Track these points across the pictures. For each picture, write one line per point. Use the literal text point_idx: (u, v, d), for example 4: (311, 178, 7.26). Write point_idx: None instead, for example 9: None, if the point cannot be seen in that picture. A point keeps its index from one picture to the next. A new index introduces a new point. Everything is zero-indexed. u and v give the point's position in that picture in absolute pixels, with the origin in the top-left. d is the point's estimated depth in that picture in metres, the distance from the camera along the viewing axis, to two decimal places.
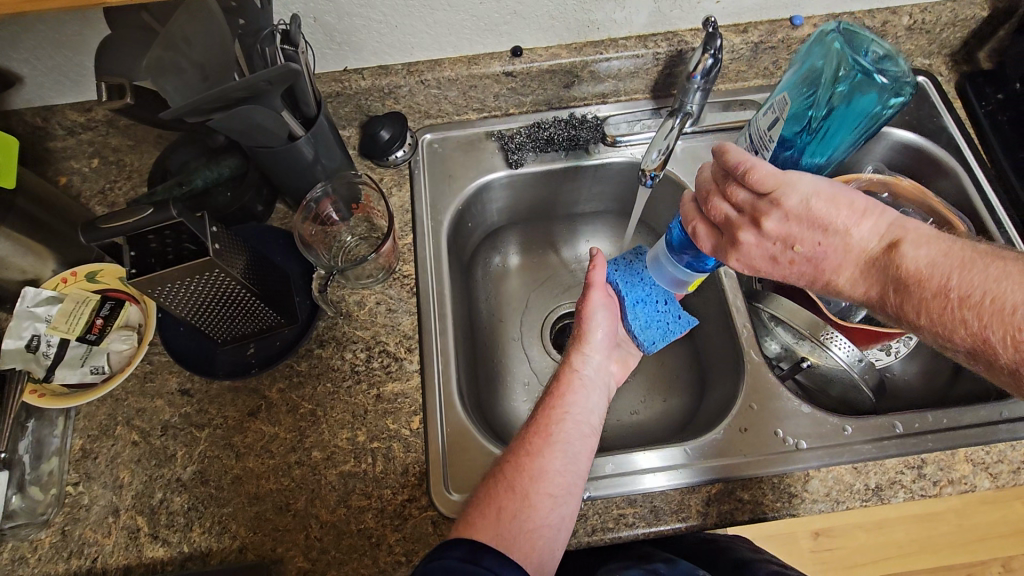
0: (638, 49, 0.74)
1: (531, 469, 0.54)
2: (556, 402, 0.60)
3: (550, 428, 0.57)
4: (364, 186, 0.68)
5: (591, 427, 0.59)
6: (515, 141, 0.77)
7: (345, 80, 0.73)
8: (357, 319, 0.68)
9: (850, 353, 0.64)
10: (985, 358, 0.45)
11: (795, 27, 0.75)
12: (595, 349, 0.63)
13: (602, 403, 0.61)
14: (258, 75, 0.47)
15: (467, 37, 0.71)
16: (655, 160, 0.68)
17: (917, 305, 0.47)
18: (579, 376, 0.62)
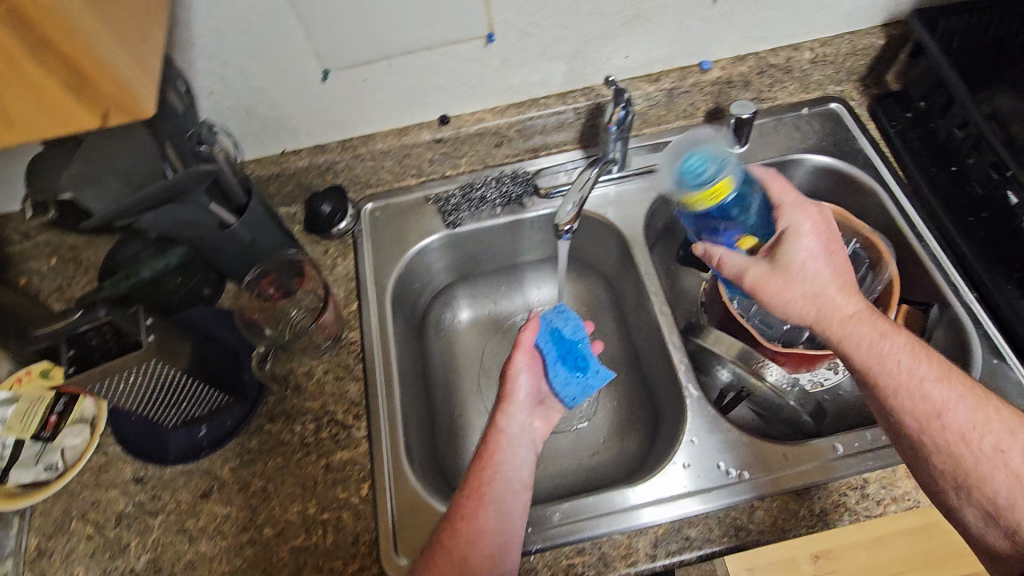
0: (558, 106, 0.78)
1: (468, 533, 0.54)
2: (485, 463, 0.60)
3: (482, 490, 0.58)
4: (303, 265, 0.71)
5: (521, 482, 0.59)
6: (451, 202, 0.80)
7: (284, 162, 0.77)
8: (306, 391, 0.69)
9: (783, 381, 0.64)
10: (936, 408, 0.54)
11: (704, 70, 0.79)
12: (520, 405, 0.65)
13: (531, 457, 0.62)
14: (180, 175, 0.52)
15: (393, 111, 0.75)
16: (570, 211, 0.68)
17: (898, 346, 0.56)
18: (504, 436, 0.62)
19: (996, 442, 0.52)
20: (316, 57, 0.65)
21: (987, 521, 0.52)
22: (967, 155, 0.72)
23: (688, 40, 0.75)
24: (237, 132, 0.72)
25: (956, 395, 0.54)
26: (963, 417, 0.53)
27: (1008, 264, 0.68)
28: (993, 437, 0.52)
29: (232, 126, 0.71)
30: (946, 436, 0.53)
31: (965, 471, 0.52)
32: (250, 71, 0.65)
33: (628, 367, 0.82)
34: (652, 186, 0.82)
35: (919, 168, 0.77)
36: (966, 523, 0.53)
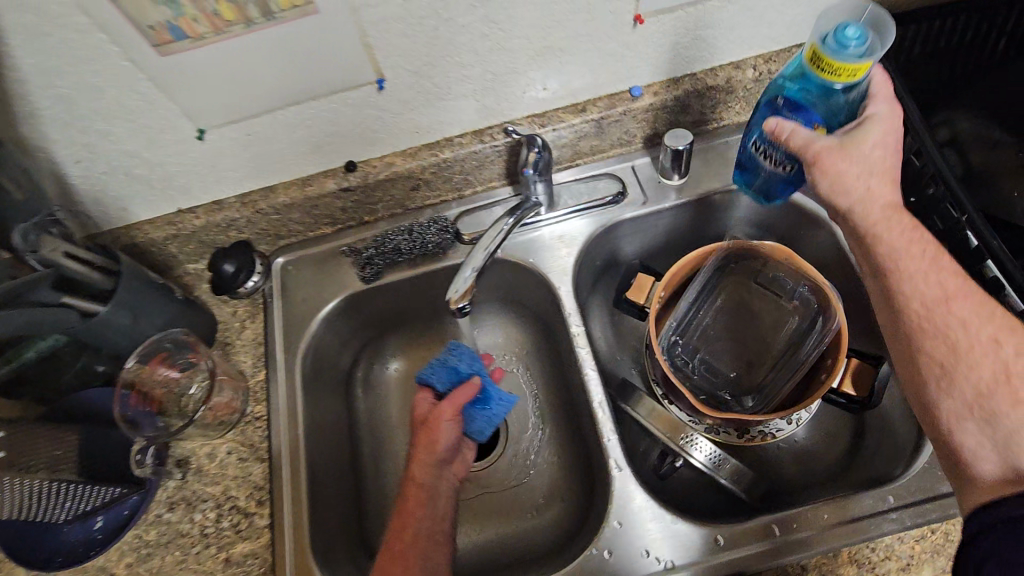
0: (474, 145, 0.71)
1: None
2: (404, 521, 0.59)
3: (400, 548, 0.57)
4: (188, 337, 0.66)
5: (441, 534, 0.60)
6: (365, 254, 0.74)
7: (180, 221, 0.71)
8: (208, 474, 0.65)
9: (710, 456, 0.60)
10: (942, 297, 0.51)
11: (634, 97, 0.71)
12: (437, 458, 0.64)
13: (448, 508, 0.63)
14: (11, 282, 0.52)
15: (291, 162, 0.69)
16: (466, 281, 0.61)
17: (920, 240, 0.53)
18: (422, 488, 0.62)
19: (998, 340, 0.49)
20: (188, 119, 0.59)
21: (960, 421, 0.49)
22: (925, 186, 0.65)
23: (612, 67, 0.67)
24: (120, 196, 0.66)
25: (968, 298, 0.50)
26: (968, 309, 0.50)
27: None
28: (992, 333, 0.49)
29: (111, 190, 0.65)
30: (953, 330, 0.50)
31: (960, 357, 0.49)
32: (116, 136, 0.59)
33: (567, 423, 0.77)
34: (584, 225, 0.76)
35: None
36: (942, 415, 0.50)
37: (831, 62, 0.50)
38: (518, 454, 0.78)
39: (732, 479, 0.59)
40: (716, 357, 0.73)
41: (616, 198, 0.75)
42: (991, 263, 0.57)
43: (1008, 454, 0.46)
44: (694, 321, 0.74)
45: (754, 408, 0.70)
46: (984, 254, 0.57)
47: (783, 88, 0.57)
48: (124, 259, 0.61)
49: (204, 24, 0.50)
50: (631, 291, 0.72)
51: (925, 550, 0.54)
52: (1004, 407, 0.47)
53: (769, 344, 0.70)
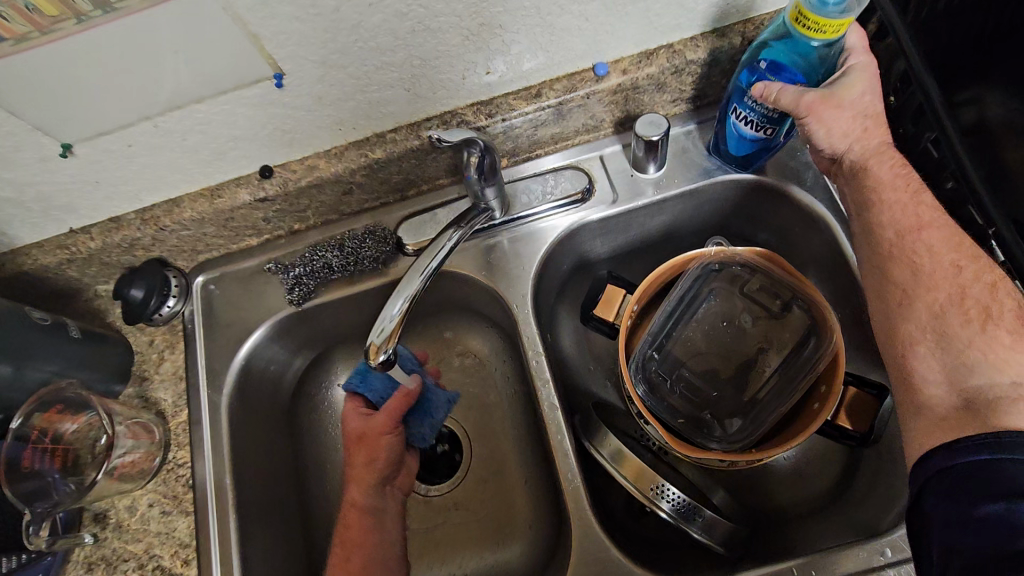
0: (410, 142, 0.60)
1: None
2: (345, 551, 0.54)
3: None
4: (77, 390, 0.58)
5: (389, 559, 0.55)
6: (294, 271, 0.64)
7: (72, 244, 0.61)
8: (127, 530, 0.58)
9: (680, 506, 0.53)
10: (913, 226, 0.48)
11: (599, 77, 0.60)
12: (378, 473, 0.57)
13: (399, 528, 0.58)
14: None
15: (193, 171, 0.58)
16: (393, 318, 0.50)
17: (900, 171, 0.50)
18: (362, 512, 0.56)
19: (965, 268, 0.45)
20: (44, 133, 0.49)
21: (913, 343, 0.46)
22: (944, 179, 0.55)
23: (567, 42, 0.56)
24: None
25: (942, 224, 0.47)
26: (936, 238, 0.47)
27: None
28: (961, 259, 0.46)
29: None
30: (919, 254, 0.47)
31: (920, 279, 0.46)
32: None
33: (533, 446, 0.70)
34: (546, 228, 0.66)
35: None
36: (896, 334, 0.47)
37: (812, 16, 0.45)
38: (482, 481, 0.70)
39: (704, 531, 0.53)
40: (704, 372, 0.63)
41: (581, 196, 0.65)
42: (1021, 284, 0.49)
43: (955, 374, 0.43)
44: (676, 332, 0.64)
45: (758, 430, 0.58)
46: (1014, 274, 0.49)
47: (760, 49, 0.52)
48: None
49: (19, 21, 0.40)
50: (599, 307, 0.63)
51: None
52: (957, 326, 0.44)
53: (761, 362, 0.62)
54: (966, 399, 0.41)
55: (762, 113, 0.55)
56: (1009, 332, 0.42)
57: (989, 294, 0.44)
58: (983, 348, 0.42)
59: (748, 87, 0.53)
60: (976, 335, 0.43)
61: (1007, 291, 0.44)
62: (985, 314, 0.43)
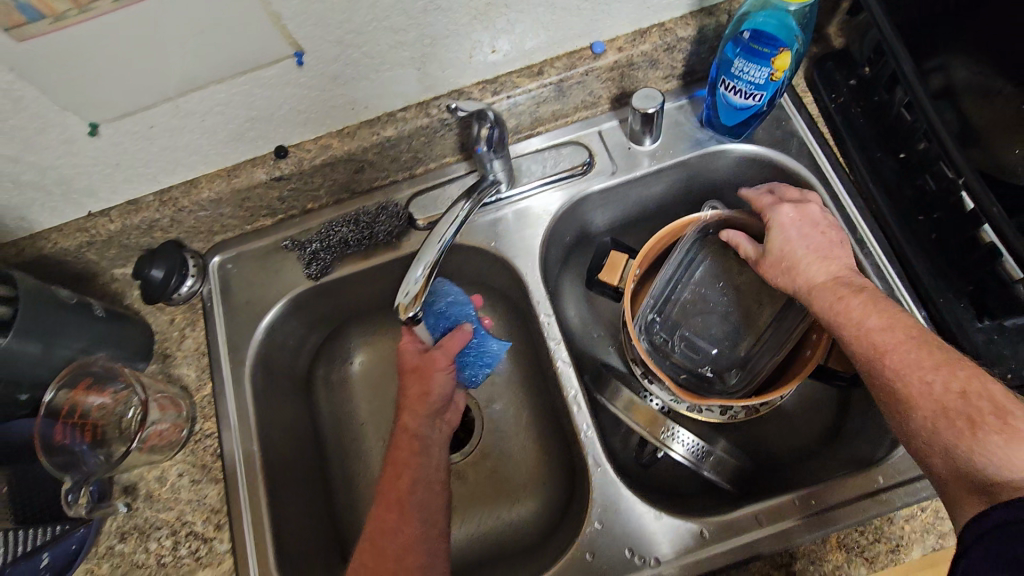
0: (420, 120, 0.63)
1: (393, 551, 0.53)
2: (398, 470, 0.57)
3: (396, 496, 0.56)
4: (106, 368, 0.59)
5: (434, 479, 0.58)
6: (310, 248, 0.67)
7: (92, 227, 0.62)
8: (159, 500, 0.61)
9: (693, 449, 0.56)
10: (874, 355, 0.47)
11: (596, 55, 0.64)
12: (431, 409, 0.61)
13: (446, 457, 0.61)
14: None
15: (213, 151, 0.60)
16: (417, 280, 0.54)
17: (850, 304, 0.50)
18: (412, 439, 0.59)
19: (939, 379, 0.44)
20: (71, 112, 0.50)
21: (925, 456, 0.44)
22: (917, 140, 0.60)
23: (569, 20, 0.59)
24: (13, 204, 0.58)
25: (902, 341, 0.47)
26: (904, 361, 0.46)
27: (961, 276, 0.57)
28: (929, 374, 0.44)
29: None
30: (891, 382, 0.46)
31: (897, 399, 0.45)
32: None
33: (545, 409, 0.73)
34: (550, 200, 0.69)
35: (860, 150, 0.64)
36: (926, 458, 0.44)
37: None
38: (496, 443, 0.74)
39: (714, 468, 0.56)
40: (705, 326, 0.67)
41: (583, 169, 0.69)
42: (988, 227, 0.53)
43: (962, 477, 0.41)
44: (675, 295, 0.68)
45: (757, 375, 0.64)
46: (981, 218, 0.53)
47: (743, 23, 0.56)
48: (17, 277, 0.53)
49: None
50: (603, 271, 0.67)
51: (914, 530, 0.53)
52: (951, 441, 0.42)
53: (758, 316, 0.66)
54: (979, 488, 0.40)
55: (749, 81, 0.58)
56: (997, 433, 0.40)
57: (967, 402, 0.42)
58: (977, 458, 0.40)
59: (734, 58, 0.58)
60: (974, 446, 0.41)
61: (981, 389, 0.42)
62: (973, 422, 0.41)
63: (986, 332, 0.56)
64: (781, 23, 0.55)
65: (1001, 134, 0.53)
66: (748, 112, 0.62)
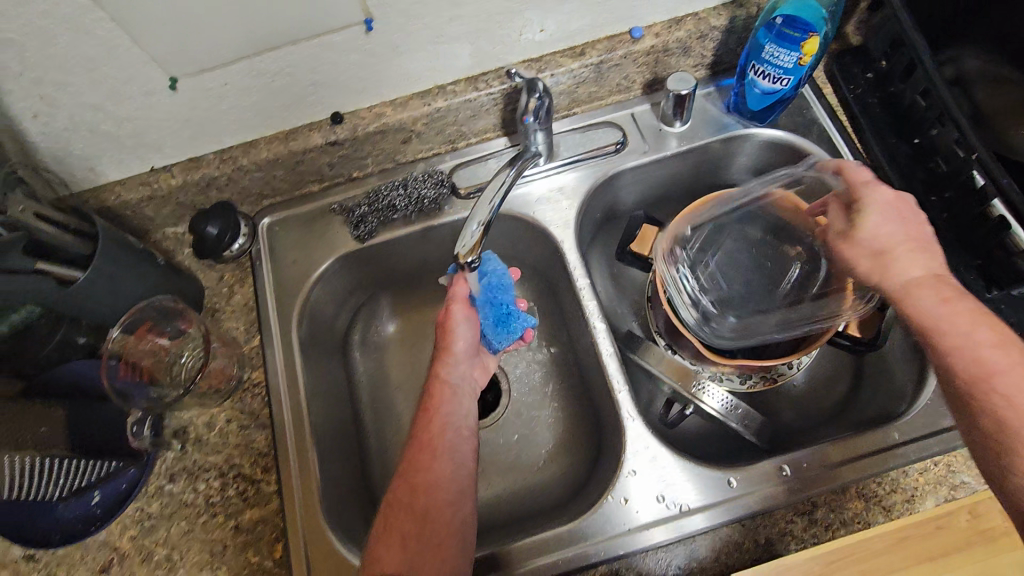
0: (469, 93, 0.68)
1: (424, 485, 0.54)
2: (433, 414, 0.59)
3: (431, 440, 0.57)
4: (168, 304, 0.62)
5: (462, 424, 0.59)
6: (358, 211, 0.71)
7: (154, 181, 0.66)
8: (207, 444, 0.63)
9: (722, 404, 0.64)
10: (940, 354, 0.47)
11: (635, 40, 0.68)
12: (460, 356, 0.63)
13: (474, 405, 0.62)
14: None
15: (275, 113, 0.64)
16: (473, 235, 0.58)
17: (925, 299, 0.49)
18: (448, 385, 0.61)
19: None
20: (156, 65, 0.54)
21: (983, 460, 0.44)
22: (930, 126, 0.65)
23: (613, 4, 0.64)
24: (85, 154, 0.61)
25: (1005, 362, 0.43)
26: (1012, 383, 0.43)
27: (970, 251, 0.62)
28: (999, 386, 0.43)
29: (75, 148, 0.60)
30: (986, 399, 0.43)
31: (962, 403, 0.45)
32: (78, 88, 0.53)
33: (573, 376, 0.77)
34: (585, 175, 0.73)
35: (876, 136, 0.69)
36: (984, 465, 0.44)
37: None
38: (524, 408, 0.77)
39: (743, 422, 0.62)
40: None
41: (617, 147, 0.73)
42: (999, 202, 0.57)
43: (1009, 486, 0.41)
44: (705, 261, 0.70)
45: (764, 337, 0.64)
46: (990, 193, 0.58)
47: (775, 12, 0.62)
48: (93, 219, 0.57)
49: None
50: (635, 243, 0.71)
51: (927, 481, 0.56)
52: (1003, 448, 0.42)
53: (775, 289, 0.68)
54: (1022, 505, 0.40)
55: (778, 65, 0.64)
56: None
57: None
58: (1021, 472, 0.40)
59: (767, 44, 0.63)
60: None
61: None
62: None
63: (994, 302, 0.60)
64: (809, 12, 0.61)
65: (1007, 116, 0.59)
66: (772, 99, 0.68)
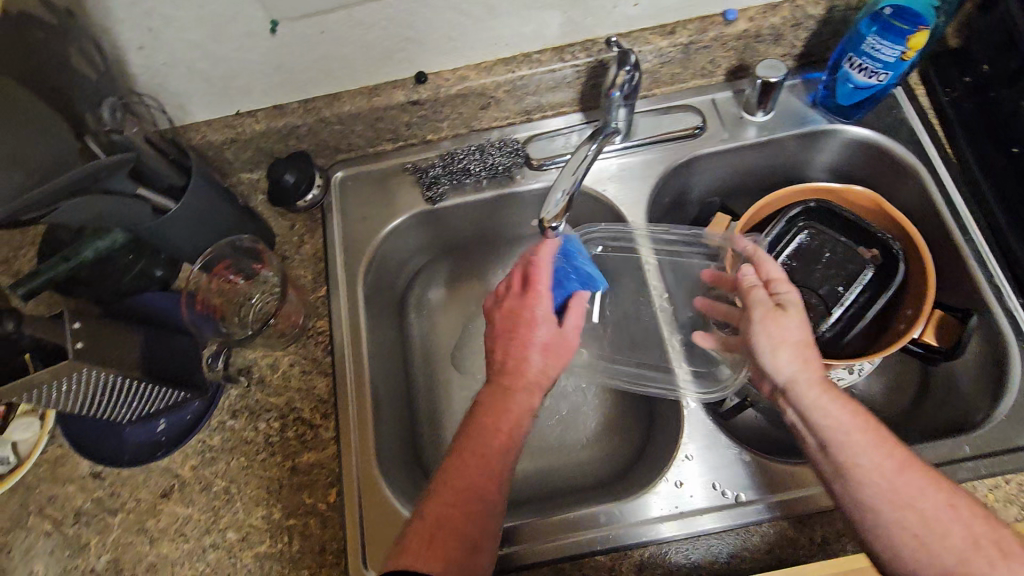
0: (553, 63, 0.67)
1: (477, 502, 0.50)
2: (499, 431, 0.54)
3: (487, 452, 0.52)
4: (252, 245, 0.65)
5: (520, 428, 0.55)
6: (431, 173, 0.71)
7: (239, 125, 0.67)
8: (270, 385, 0.65)
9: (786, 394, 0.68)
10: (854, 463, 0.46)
11: (728, 22, 0.67)
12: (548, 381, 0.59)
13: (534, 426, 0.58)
14: (92, 163, 0.50)
15: (362, 67, 0.64)
16: (558, 203, 0.58)
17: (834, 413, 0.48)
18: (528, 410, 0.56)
19: (943, 512, 0.44)
20: (260, 6, 0.55)
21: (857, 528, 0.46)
22: None
23: None
24: (178, 92, 0.62)
25: (876, 475, 0.45)
26: (867, 496, 0.45)
27: None
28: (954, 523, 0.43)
29: (170, 84, 0.61)
30: (856, 514, 0.46)
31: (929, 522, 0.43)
32: (183, 23, 0.55)
33: None
34: (659, 157, 0.73)
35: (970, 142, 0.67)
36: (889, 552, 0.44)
37: None
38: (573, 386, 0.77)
39: None
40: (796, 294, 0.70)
41: (695, 132, 0.72)
42: None
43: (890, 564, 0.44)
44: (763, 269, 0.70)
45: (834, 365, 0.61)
46: None
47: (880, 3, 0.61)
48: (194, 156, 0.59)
49: None
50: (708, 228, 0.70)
51: (997, 499, 0.55)
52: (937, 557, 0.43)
53: (842, 288, 0.65)
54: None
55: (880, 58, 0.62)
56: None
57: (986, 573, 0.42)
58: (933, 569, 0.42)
59: (869, 34, 0.61)
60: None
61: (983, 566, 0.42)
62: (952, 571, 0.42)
63: None
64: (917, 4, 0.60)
65: None
66: (869, 92, 0.66)
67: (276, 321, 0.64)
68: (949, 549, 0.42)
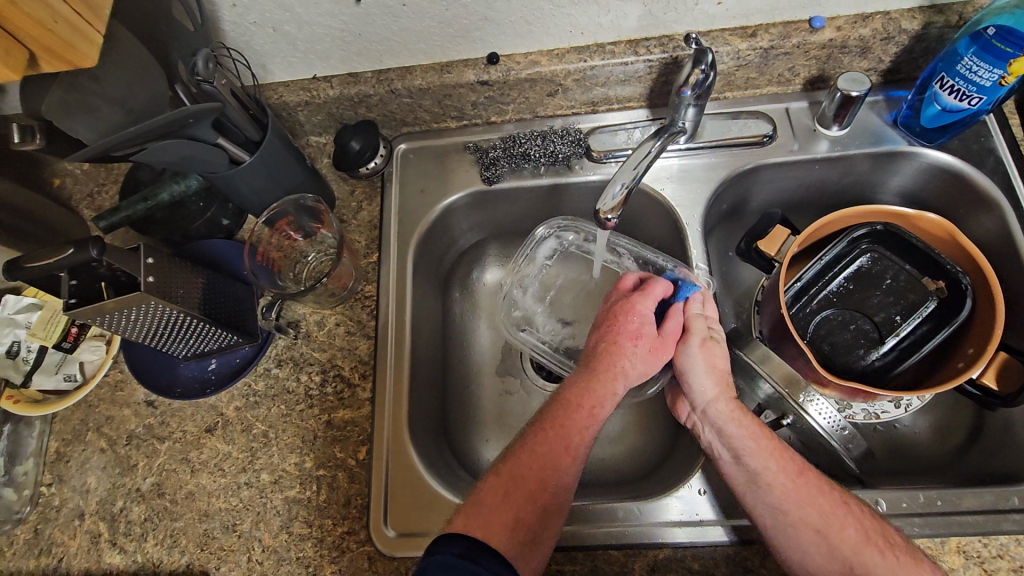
0: (626, 56, 0.66)
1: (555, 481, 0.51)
2: (582, 416, 0.54)
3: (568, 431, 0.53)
4: (315, 205, 0.67)
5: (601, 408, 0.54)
6: (491, 155, 0.72)
7: (314, 88, 0.69)
8: (316, 340, 0.67)
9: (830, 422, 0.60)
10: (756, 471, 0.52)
11: (813, 30, 0.65)
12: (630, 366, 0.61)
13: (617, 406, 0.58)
14: (188, 108, 0.51)
15: (437, 43, 0.66)
16: (616, 196, 0.57)
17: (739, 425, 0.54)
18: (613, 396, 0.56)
19: (838, 510, 0.50)
20: None
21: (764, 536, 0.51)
22: None
23: None
24: (262, 51, 0.65)
25: (781, 481, 0.51)
26: (771, 500, 0.50)
27: None
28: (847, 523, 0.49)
29: (256, 43, 0.64)
30: (763, 518, 0.50)
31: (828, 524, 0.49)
32: None
33: None
34: (723, 162, 0.71)
35: None
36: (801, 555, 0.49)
37: None
38: None
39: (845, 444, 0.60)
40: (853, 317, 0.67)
41: (763, 140, 0.70)
42: None
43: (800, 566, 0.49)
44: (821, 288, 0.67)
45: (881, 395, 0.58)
46: None
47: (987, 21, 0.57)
48: (273, 114, 0.62)
49: None
50: (764, 240, 0.68)
51: None
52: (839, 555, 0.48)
53: (899, 318, 0.64)
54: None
55: (974, 81, 0.58)
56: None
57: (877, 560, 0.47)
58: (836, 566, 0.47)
59: (968, 55, 0.58)
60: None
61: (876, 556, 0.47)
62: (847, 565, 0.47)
63: None
64: None
65: None
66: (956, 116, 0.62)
67: (330, 279, 0.66)
68: (844, 540, 0.48)
